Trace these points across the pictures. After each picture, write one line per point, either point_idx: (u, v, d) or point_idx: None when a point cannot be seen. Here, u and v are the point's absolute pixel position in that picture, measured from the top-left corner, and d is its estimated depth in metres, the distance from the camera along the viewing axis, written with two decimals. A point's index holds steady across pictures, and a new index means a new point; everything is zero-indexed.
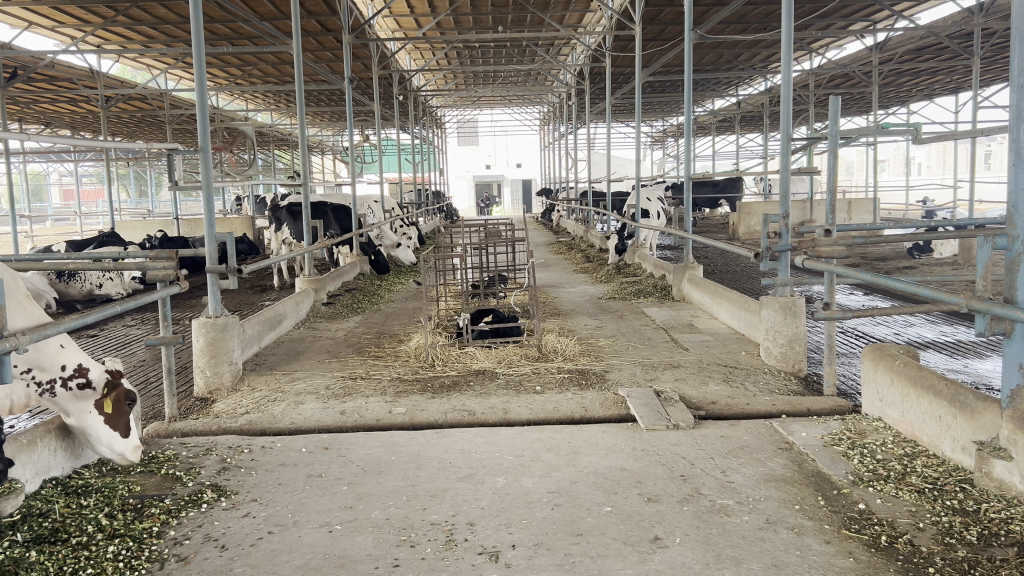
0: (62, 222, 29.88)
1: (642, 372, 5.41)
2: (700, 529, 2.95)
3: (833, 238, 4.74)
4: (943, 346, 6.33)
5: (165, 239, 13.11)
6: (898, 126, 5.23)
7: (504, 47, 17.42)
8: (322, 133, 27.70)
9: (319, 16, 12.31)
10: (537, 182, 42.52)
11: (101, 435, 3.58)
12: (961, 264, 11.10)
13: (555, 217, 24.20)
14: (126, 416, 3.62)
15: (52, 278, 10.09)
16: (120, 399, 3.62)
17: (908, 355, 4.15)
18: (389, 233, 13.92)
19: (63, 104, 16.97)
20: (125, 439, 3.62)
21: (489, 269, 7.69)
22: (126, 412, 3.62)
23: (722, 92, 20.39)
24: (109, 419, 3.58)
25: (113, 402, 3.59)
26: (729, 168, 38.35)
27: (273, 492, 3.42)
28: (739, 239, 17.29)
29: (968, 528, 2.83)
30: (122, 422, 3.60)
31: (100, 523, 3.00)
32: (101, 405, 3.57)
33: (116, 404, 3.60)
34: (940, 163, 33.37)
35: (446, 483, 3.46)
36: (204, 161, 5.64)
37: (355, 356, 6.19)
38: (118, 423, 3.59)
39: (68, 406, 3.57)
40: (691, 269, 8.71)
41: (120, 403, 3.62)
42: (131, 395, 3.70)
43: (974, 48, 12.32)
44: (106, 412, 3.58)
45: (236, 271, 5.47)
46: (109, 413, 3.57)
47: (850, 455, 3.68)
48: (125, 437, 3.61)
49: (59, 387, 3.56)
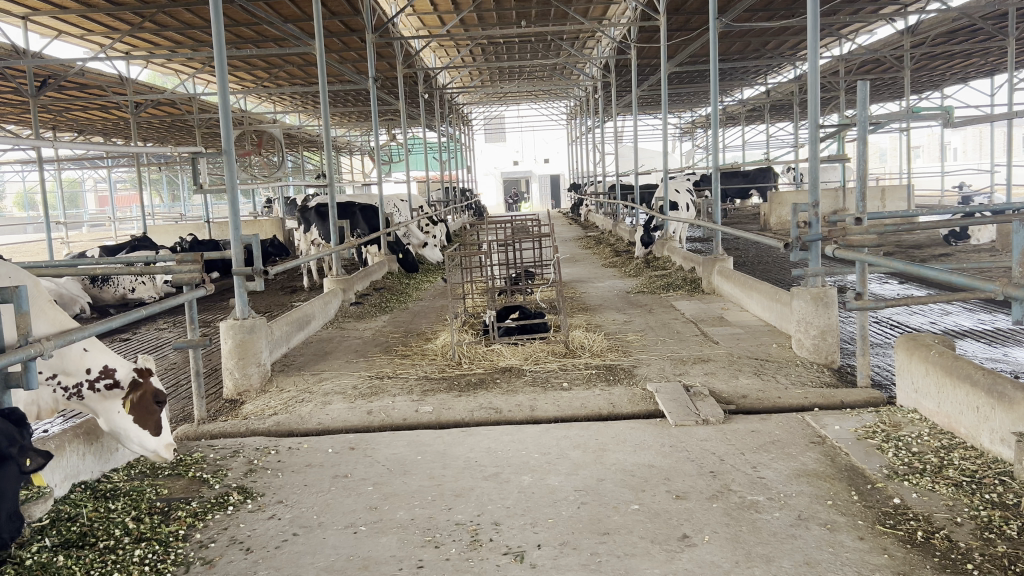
0: (97, 227, 30.40)
1: (671, 367, 5.34)
2: (730, 526, 2.89)
3: (864, 227, 4.62)
4: (981, 334, 6.18)
5: (196, 243, 13.28)
6: (930, 110, 5.07)
7: (529, 42, 17.34)
8: (350, 133, 27.85)
9: (342, 16, 12.35)
10: (565, 177, 42.43)
11: (131, 433, 3.61)
12: (1000, 251, 10.85)
13: (584, 211, 24.10)
14: (155, 414, 3.65)
15: (87, 283, 10.26)
16: (148, 398, 3.64)
17: (944, 345, 4.04)
18: (416, 232, 13.94)
19: (94, 112, 17.23)
20: (156, 437, 3.66)
21: (517, 265, 7.64)
22: (155, 411, 3.65)
23: (751, 82, 20.12)
24: (137, 418, 3.61)
25: (139, 401, 3.62)
26: (760, 158, 37.92)
27: (299, 493, 3.42)
28: (770, 230, 17.10)
29: (1008, 523, 2.73)
30: (151, 420, 3.63)
31: (127, 527, 3.02)
32: (128, 405, 3.61)
33: (142, 402, 3.62)
34: (976, 148, 32.67)
35: (472, 482, 3.43)
36: (228, 165, 5.64)
37: (383, 356, 6.19)
38: (147, 422, 3.62)
39: (96, 406, 3.61)
40: (720, 261, 8.62)
41: (147, 402, 3.64)
42: (160, 393, 3.71)
43: (1009, 29, 11.98)
44: (133, 412, 3.62)
45: (262, 273, 5.47)
46: (137, 412, 3.61)
47: (884, 447, 3.58)
48: (156, 436, 3.65)
49: (87, 389, 3.58)
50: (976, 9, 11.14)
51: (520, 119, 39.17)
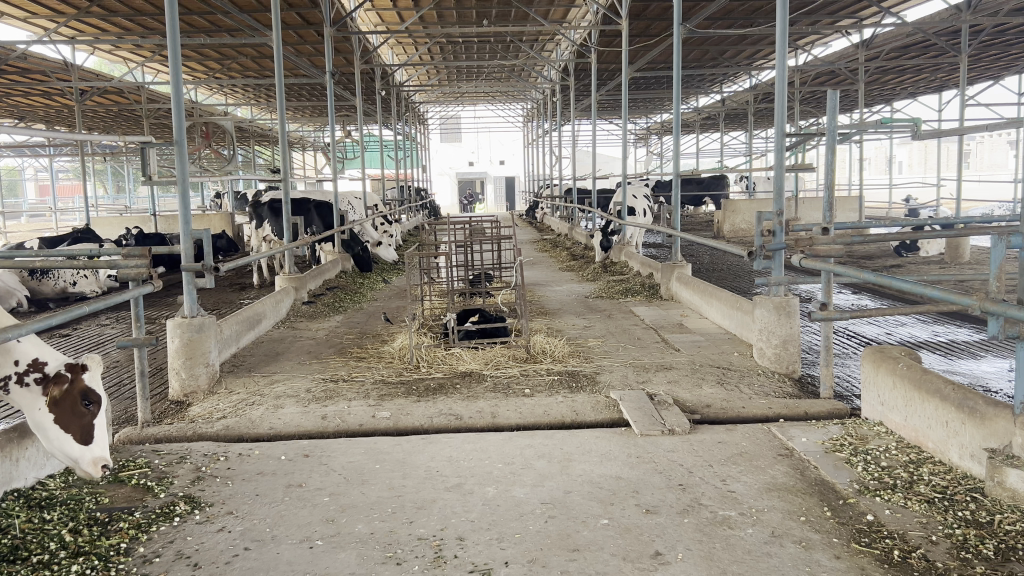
0: (36, 218, 29.37)
1: (634, 374, 5.26)
2: (703, 543, 2.79)
3: (830, 236, 4.53)
4: (936, 346, 6.24)
5: (143, 237, 12.90)
6: (898, 121, 5.01)
7: (488, 42, 17.24)
8: (302, 129, 27.45)
9: (300, 9, 12.08)
10: (519, 179, 42.39)
11: (52, 435, 3.12)
12: (949, 263, 11.07)
13: (541, 215, 24.06)
14: (83, 418, 3.14)
15: (24, 275, 9.83)
16: (75, 397, 3.14)
17: (911, 358, 4.02)
18: (371, 230, 13.64)
19: (36, 98, 16.65)
20: (82, 446, 3.13)
21: (476, 267, 7.48)
22: (82, 415, 3.15)
23: (706, 90, 20.33)
24: (61, 418, 3.12)
25: (64, 400, 3.13)
26: (714, 163, 38.48)
27: (251, 504, 3.23)
28: (724, 237, 17.27)
29: (983, 542, 2.69)
30: (77, 423, 3.13)
31: (64, 540, 2.81)
32: (50, 402, 3.12)
33: (67, 403, 3.13)
34: (920, 161, 33.44)
35: (433, 493, 3.29)
36: (179, 155, 5.38)
37: (337, 358, 6.00)
38: (70, 424, 3.12)
39: (19, 402, 3.16)
40: (679, 267, 8.58)
41: (74, 403, 3.14)
42: (96, 393, 3.21)
43: (962, 45, 12.17)
44: (58, 410, 3.13)
45: (213, 269, 5.20)
46: (61, 413, 3.12)
47: (853, 461, 3.53)
48: (82, 444, 3.12)
49: (14, 382, 3.16)
50: (932, 24, 11.28)
51: (477, 121, 39.09)
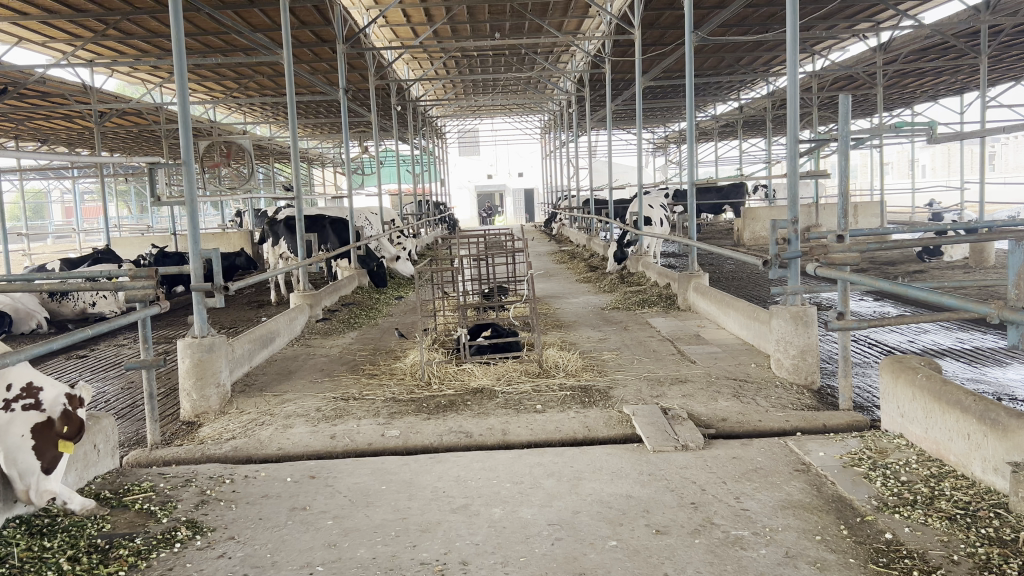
0: (61, 240, 29.66)
1: (648, 388, 5.15)
2: (715, 565, 2.70)
3: (845, 244, 4.40)
4: (960, 353, 6.10)
5: (162, 257, 12.97)
6: (914, 125, 4.87)
7: (502, 55, 17.32)
8: (321, 146, 27.58)
9: (312, 26, 12.11)
10: (538, 191, 42.47)
11: (23, 460, 3.03)
12: (973, 268, 10.88)
13: (559, 226, 24.01)
14: (58, 450, 3.12)
15: (44, 297, 9.90)
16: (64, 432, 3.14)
17: (930, 368, 3.89)
18: (388, 245, 13.66)
19: (58, 121, 16.89)
20: (44, 475, 3.10)
21: (490, 280, 7.42)
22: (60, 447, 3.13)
23: (725, 98, 20.23)
24: (39, 445, 3.06)
25: (53, 433, 3.11)
26: (734, 171, 38.33)
27: (253, 528, 3.18)
28: (744, 245, 17.13)
29: (1007, 561, 2.57)
30: (52, 453, 3.10)
31: (61, 568, 2.74)
32: (37, 429, 3.07)
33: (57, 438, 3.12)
34: (945, 164, 33.09)
35: (439, 515, 3.22)
36: (187, 176, 5.36)
37: (350, 375, 5.96)
38: (47, 452, 3.08)
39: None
40: (697, 277, 8.49)
41: (57, 436, 3.12)
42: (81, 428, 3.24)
43: (984, 46, 11.98)
44: (39, 438, 3.07)
45: (222, 289, 5.13)
46: (47, 441, 3.08)
47: (872, 476, 3.42)
48: (45, 474, 3.09)
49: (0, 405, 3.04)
50: (950, 25, 11.13)
51: (495, 134, 39.21)
